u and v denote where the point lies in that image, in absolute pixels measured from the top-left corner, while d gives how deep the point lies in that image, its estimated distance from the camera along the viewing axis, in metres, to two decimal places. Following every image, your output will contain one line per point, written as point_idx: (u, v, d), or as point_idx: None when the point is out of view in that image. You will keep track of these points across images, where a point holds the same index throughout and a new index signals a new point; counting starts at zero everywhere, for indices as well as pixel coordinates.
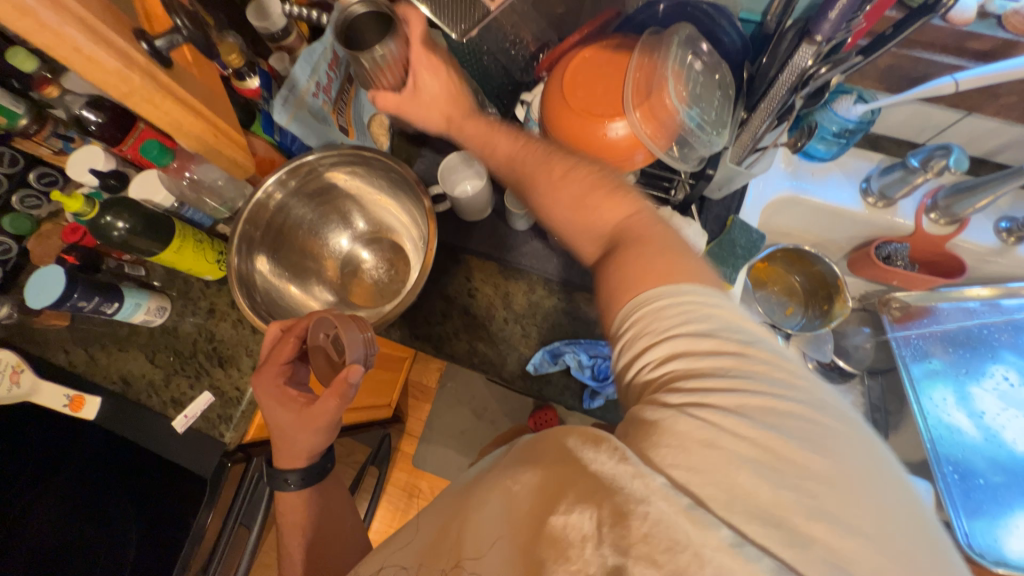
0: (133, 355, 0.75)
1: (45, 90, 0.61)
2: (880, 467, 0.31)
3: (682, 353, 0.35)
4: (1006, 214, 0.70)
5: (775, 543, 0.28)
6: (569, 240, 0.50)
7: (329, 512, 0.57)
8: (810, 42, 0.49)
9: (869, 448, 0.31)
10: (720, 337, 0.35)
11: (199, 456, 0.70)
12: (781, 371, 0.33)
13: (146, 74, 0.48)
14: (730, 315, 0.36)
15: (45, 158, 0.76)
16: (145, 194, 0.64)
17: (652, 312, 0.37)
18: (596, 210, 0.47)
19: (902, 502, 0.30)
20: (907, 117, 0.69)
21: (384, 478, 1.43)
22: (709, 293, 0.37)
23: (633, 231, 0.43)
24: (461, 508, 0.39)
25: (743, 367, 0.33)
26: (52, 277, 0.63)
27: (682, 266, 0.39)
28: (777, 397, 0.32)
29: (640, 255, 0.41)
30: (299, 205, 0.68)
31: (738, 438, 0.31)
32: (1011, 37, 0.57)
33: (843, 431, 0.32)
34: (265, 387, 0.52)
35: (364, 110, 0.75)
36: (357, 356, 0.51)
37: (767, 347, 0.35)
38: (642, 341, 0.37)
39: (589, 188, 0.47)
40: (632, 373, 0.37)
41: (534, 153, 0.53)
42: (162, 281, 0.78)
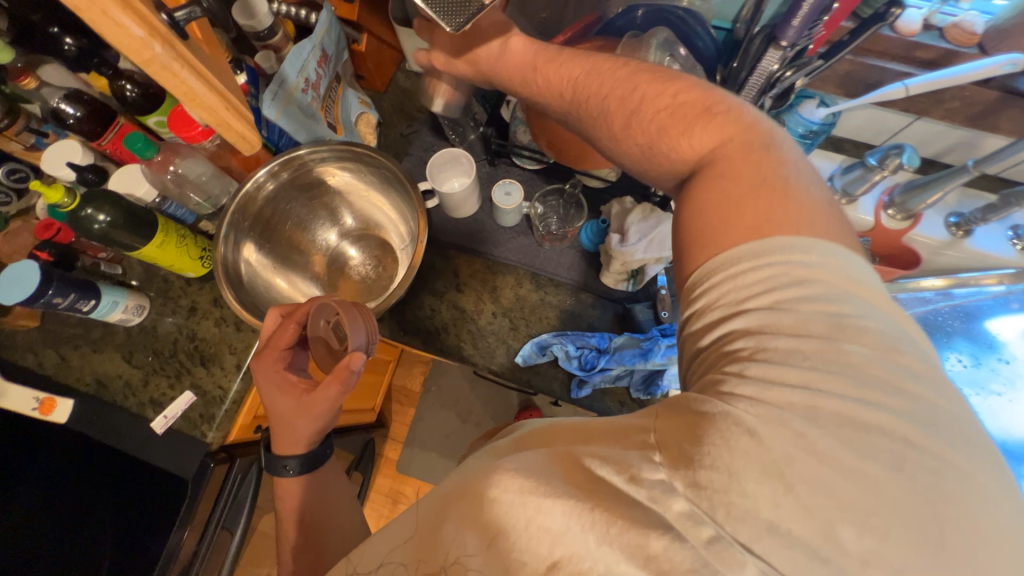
0: (108, 355, 0.72)
1: (23, 81, 0.62)
2: (900, 463, 0.28)
3: (763, 327, 0.33)
4: (955, 210, 0.75)
5: (784, 520, 0.27)
6: (645, 173, 0.46)
7: (327, 502, 0.56)
8: (776, 47, 0.54)
9: (897, 447, 0.28)
10: (809, 311, 0.32)
11: (177, 459, 0.68)
12: (873, 370, 0.30)
13: (168, 45, 0.42)
14: (822, 288, 0.33)
15: (16, 154, 0.73)
16: (127, 189, 0.62)
17: (728, 281, 0.35)
18: (682, 138, 0.41)
19: (913, 503, 0.27)
20: (863, 121, 0.76)
21: (368, 485, 1.41)
22: (804, 256, 0.33)
23: (731, 164, 0.38)
24: (448, 506, 0.36)
25: (824, 364, 0.30)
26: (25, 273, 0.61)
27: (789, 210, 0.35)
28: (851, 393, 0.30)
29: (738, 198, 0.36)
30: (288, 199, 0.68)
31: (775, 424, 0.29)
32: (952, 46, 0.63)
33: (884, 431, 0.29)
34: (266, 373, 0.53)
35: (352, 109, 0.77)
36: (359, 343, 0.55)
37: (864, 333, 0.31)
38: (716, 312, 0.35)
39: (674, 118, 0.41)
40: (705, 343, 0.35)
41: (607, 72, 0.45)
42: (140, 280, 0.76)
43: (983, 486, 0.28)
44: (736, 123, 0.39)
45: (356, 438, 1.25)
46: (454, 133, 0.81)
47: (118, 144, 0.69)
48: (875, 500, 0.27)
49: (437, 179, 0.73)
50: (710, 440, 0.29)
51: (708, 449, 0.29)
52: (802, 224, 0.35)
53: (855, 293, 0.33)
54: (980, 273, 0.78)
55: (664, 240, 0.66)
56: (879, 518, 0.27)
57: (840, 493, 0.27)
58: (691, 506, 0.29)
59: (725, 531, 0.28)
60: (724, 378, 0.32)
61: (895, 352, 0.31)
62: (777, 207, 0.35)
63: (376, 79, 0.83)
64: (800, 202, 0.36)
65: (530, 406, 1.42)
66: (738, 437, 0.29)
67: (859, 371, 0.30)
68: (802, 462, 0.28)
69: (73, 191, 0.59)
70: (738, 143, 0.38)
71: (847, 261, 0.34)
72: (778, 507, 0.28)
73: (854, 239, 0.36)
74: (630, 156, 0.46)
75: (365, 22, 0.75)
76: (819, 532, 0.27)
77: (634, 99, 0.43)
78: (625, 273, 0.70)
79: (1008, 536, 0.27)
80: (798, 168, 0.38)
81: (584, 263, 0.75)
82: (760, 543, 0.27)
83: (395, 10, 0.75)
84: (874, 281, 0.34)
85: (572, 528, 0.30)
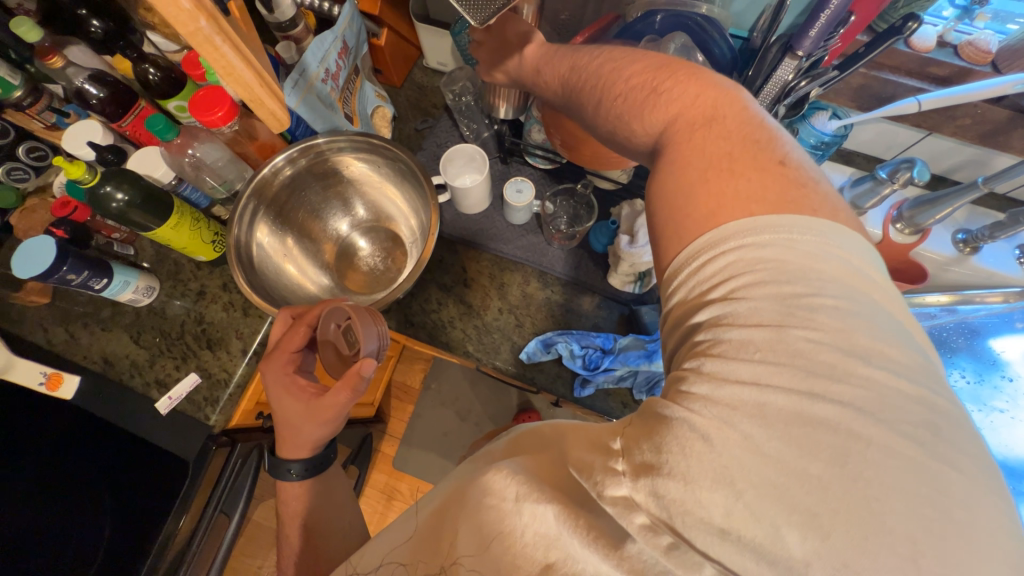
0: (115, 334, 0.73)
1: (50, 60, 0.62)
2: (842, 460, 0.26)
3: (728, 315, 0.31)
4: (963, 227, 0.76)
5: (791, 527, 0.26)
6: (626, 151, 0.45)
7: (327, 499, 0.57)
8: (792, 57, 0.54)
9: (842, 442, 0.27)
10: (777, 295, 0.31)
11: (183, 439, 0.69)
12: (825, 358, 0.29)
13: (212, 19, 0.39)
14: (779, 269, 0.31)
15: (37, 132, 0.74)
16: (146, 169, 0.65)
17: (692, 275, 0.34)
18: (643, 116, 0.41)
19: (861, 507, 0.25)
20: (874, 135, 0.76)
21: (363, 479, 1.41)
22: (760, 238, 0.32)
23: (680, 144, 0.37)
24: (458, 504, 0.37)
25: (774, 355, 0.29)
26: (41, 247, 0.62)
27: (743, 186, 0.34)
28: (799, 386, 0.28)
29: (692, 184, 0.36)
30: (306, 184, 0.69)
31: (771, 422, 0.28)
32: (966, 65, 0.63)
33: (834, 428, 0.27)
34: (275, 375, 0.53)
35: (369, 102, 0.78)
36: (372, 348, 0.55)
37: (820, 315, 0.29)
38: (683, 309, 0.35)
39: (634, 99, 0.42)
40: (677, 339, 0.35)
41: (584, 67, 0.47)
42: (151, 262, 0.77)
43: (949, 484, 0.26)
44: (684, 97, 0.39)
45: (354, 432, 1.25)
46: (469, 130, 0.82)
47: (138, 126, 0.70)
48: (869, 508, 0.25)
49: (448, 173, 0.73)
50: (668, 448, 0.29)
51: (666, 456, 0.29)
52: (753, 199, 0.33)
53: (814, 272, 0.31)
54: (985, 291, 0.78)
55: None
56: (834, 532, 0.25)
57: (789, 495, 0.26)
58: (651, 518, 0.29)
59: (683, 539, 0.28)
60: (684, 375, 0.31)
61: (852, 335, 0.29)
62: (732, 186, 0.34)
63: (394, 74, 0.84)
64: (755, 176, 0.34)
65: (530, 408, 1.42)
66: (691, 443, 0.28)
67: (809, 361, 0.29)
68: (750, 465, 0.27)
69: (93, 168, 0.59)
70: (687, 119, 0.38)
71: (808, 239, 0.32)
72: (732, 515, 0.27)
73: (829, 209, 0.33)
74: (608, 146, 0.48)
75: (386, 16, 0.76)
76: (770, 538, 0.26)
77: (596, 92, 0.45)
78: (632, 275, 0.70)
79: (980, 539, 0.25)
80: (753, 136, 0.36)
81: (591, 264, 0.75)
82: (713, 548, 0.27)
83: (416, 6, 0.76)
84: (844, 252, 0.32)
85: (563, 532, 0.31)
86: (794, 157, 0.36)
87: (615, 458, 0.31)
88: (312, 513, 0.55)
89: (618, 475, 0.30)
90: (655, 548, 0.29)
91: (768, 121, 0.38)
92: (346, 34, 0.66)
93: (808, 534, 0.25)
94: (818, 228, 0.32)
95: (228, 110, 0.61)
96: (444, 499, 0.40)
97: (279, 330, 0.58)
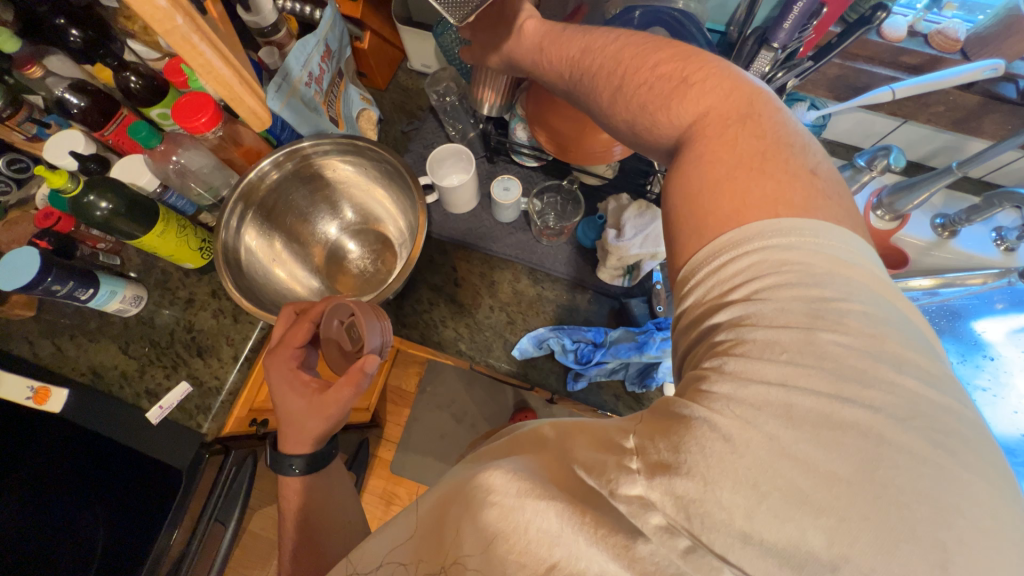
0: (104, 346, 0.72)
1: (27, 70, 0.62)
2: (872, 466, 0.27)
3: (754, 316, 0.32)
4: (941, 211, 0.78)
5: (802, 519, 0.26)
6: (637, 146, 0.47)
7: (329, 505, 0.57)
8: (768, 49, 0.55)
9: (870, 446, 0.27)
10: (804, 298, 0.31)
11: (174, 448, 0.68)
12: (852, 359, 0.29)
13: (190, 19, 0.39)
14: (805, 272, 0.32)
15: (16, 144, 0.73)
16: (131, 178, 0.64)
17: (714, 274, 0.35)
18: (670, 107, 0.41)
19: (880, 505, 0.26)
20: (852, 124, 0.78)
21: (361, 485, 1.40)
22: (785, 240, 0.33)
23: (709, 137, 0.38)
24: (460, 497, 0.36)
25: (803, 357, 0.30)
26: (23, 259, 0.61)
27: (770, 188, 0.35)
28: (829, 389, 0.29)
29: (718, 178, 0.36)
30: (291, 188, 0.69)
31: (764, 411, 0.29)
32: (937, 53, 0.65)
33: (860, 432, 0.27)
34: (280, 371, 0.53)
35: (354, 105, 0.78)
36: (375, 344, 0.56)
37: (850, 320, 0.30)
38: (703, 308, 0.35)
39: (666, 88, 0.42)
40: (696, 333, 0.35)
41: (605, 50, 0.47)
42: (138, 272, 0.77)
43: (972, 486, 0.26)
44: (718, 91, 0.39)
45: (350, 438, 1.25)
46: (455, 130, 0.82)
47: (121, 135, 0.70)
48: (880, 500, 0.26)
49: (437, 174, 0.74)
50: (687, 447, 0.29)
51: (684, 456, 0.29)
52: (782, 202, 0.34)
53: (840, 277, 0.32)
54: (967, 273, 0.79)
55: (659, 236, 0.67)
56: (852, 526, 0.26)
57: (801, 489, 0.27)
58: (668, 519, 0.29)
59: (701, 543, 0.28)
60: (705, 373, 0.32)
61: (884, 340, 0.30)
62: (757, 189, 0.35)
63: (378, 77, 0.85)
64: (783, 180, 0.35)
65: (525, 407, 1.44)
66: (711, 443, 0.29)
67: (838, 363, 0.29)
68: (773, 467, 0.27)
69: (76, 176, 0.59)
70: (719, 114, 0.39)
71: (832, 244, 0.33)
72: (753, 518, 0.27)
73: (827, 212, 0.34)
74: (621, 136, 0.48)
75: (368, 19, 0.77)
76: (794, 540, 0.26)
77: (619, 79, 0.45)
78: (620, 269, 0.71)
79: (995, 535, 0.26)
80: (782, 139, 0.37)
81: (581, 259, 0.76)
82: (733, 552, 0.27)
83: (398, 9, 0.77)
84: (866, 259, 0.33)
85: (566, 530, 0.30)
86: (823, 168, 0.37)
87: (630, 457, 0.32)
88: (315, 519, 0.55)
89: (632, 474, 0.31)
90: (672, 549, 0.29)
91: (799, 128, 0.39)
92: (328, 38, 0.66)
93: (831, 537, 0.26)
94: (839, 235, 0.33)
95: (211, 115, 0.61)
96: (444, 495, 0.39)
97: (283, 325, 0.57)
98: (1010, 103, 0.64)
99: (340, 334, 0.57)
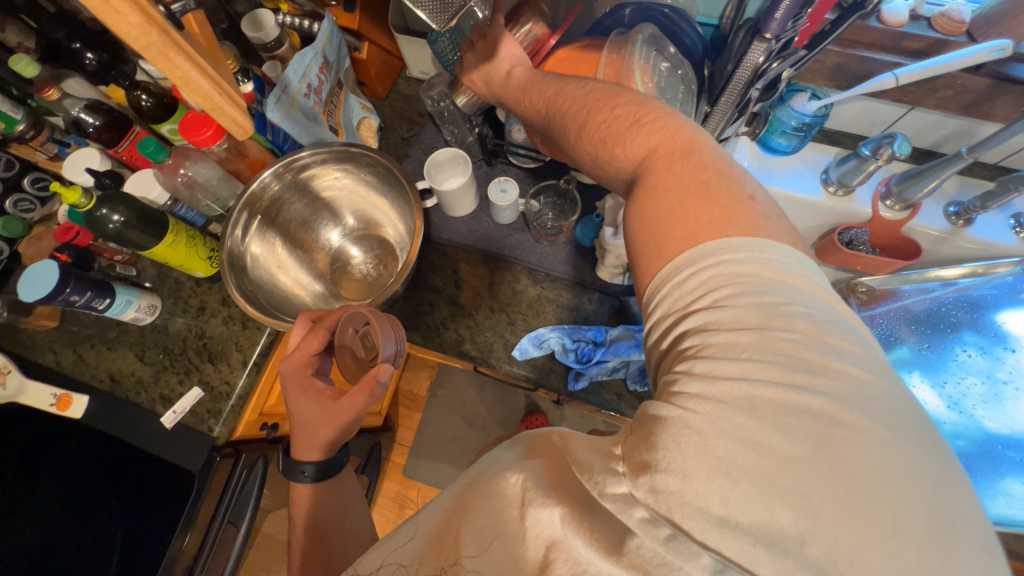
0: (122, 353, 0.75)
1: (46, 93, 0.65)
2: (827, 447, 0.26)
3: (714, 323, 0.31)
4: (954, 199, 0.75)
5: (777, 502, 0.25)
6: (602, 180, 0.47)
7: (333, 509, 0.57)
8: (761, 40, 0.53)
9: (824, 429, 0.26)
10: (758, 305, 0.31)
11: (184, 451, 0.70)
12: (805, 356, 0.28)
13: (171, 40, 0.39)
14: (756, 282, 0.31)
15: (40, 164, 0.78)
16: (142, 192, 0.66)
17: (676, 287, 0.34)
18: (624, 143, 0.42)
19: (851, 492, 0.25)
20: (857, 113, 0.76)
21: (374, 489, 1.41)
22: (737, 254, 0.33)
23: (659, 171, 0.38)
24: (460, 507, 0.38)
25: (759, 354, 0.29)
26: (46, 271, 0.64)
27: (718, 212, 0.34)
28: (784, 380, 0.28)
29: (673, 203, 0.36)
30: (292, 198, 0.71)
31: (731, 398, 0.28)
32: (941, 36, 0.63)
33: (817, 414, 0.27)
34: (293, 377, 0.55)
35: (354, 114, 0.80)
36: (389, 352, 0.55)
37: (798, 320, 0.30)
38: (669, 320, 0.35)
39: (622, 124, 0.42)
40: (665, 343, 0.35)
41: (566, 89, 0.49)
42: (153, 281, 0.80)
43: (938, 479, 0.26)
44: (664, 130, 0.40)
45: (362, 441, 1.27)
46: (452, 135, 0.82)
47: (133, 151, 0.73)
48: (853, 481, 0.25)
49: (435, 179, 0.75)
50: (664, 444, 0.28)
51: (662, 453, 0.28)
52: (730, 224, 0.34)
53: (787, 284, 0.32)
54: (987, 263, 0.76)
55: None
56: (825, 509, 0.25)
57: (775, 477, 0.26)
58: (650, 512, 0.28)
59: (681, 530, 0.27)
60: (674, 378, 0.31)
61: (829, 337, 0.29)
62: (708, 210, 0.35)
63: (378, 85, 0.86)
64: (730, 204, 0.35)
65: (536, 410, 1.44)
66: (686, 438, 0.28)
67: (793, 360, 0.28)
68: (740, 455, 0.26)
69: (89, 193, 0.62)
70: (664, 152, 0.39)
71: (777, 253, 0.33)
72: (729, 503, 0.26)
73: (764, 220, 0.34)
74: (588, 171, 0.48)
75: (365, 30, 0.78)
76: (764, 519, 0.25)
77: (582, 118, 0.45)
78: (620, 267, 0.71)
79: (964, 522, 0.25)
80: (724, 172, 0.37)
81: (579, 258, 0.75)
82: (711, 537, 0.26)
83: (394, 18, 0.78)
84: (810, 271, 0.33)
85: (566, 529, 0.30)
86: (760, 193, 0.37)
87: (616, 459, 0.31)
88: (319, 515, 0.56)
89: (619, 474, 0.30)
90: (655, 539, 0.28)
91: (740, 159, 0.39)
92: (325, 49, 0.68)
93: (798, 512, 0.25)
94: (785, 249, 0.33)
95: (215, 128, 0.65)
96: (448, 512, 0.39)
97: (299, 334, 0.59)
98: (1021, 84, 0.62)
99: (356, 334, 0.57)
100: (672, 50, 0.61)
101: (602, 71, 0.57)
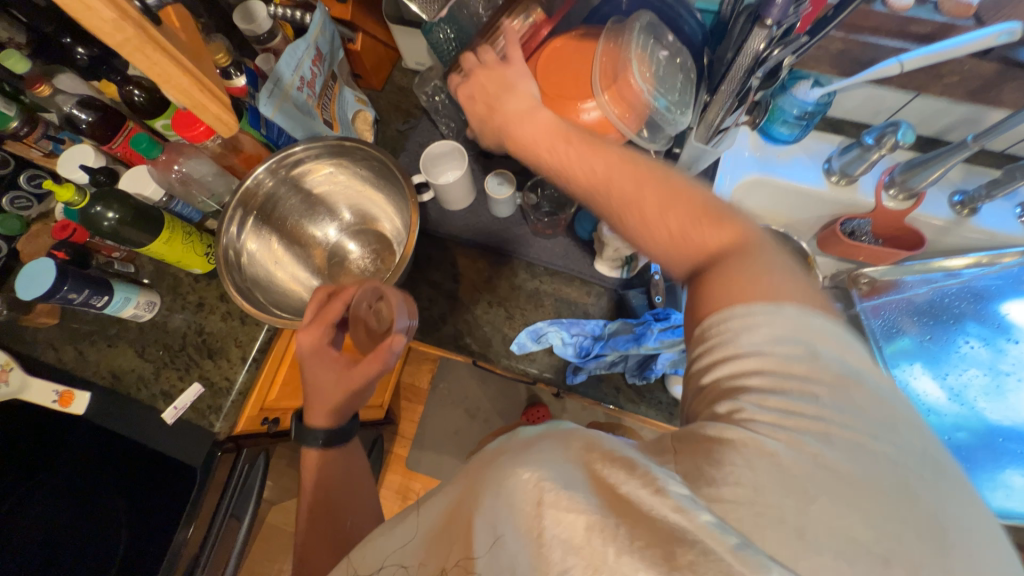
0: (122, 350, 0.75)
1: (37, 88, 0.65)
2: (901, 487, 0.27)
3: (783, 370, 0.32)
4: (959, 189, 0.74)
5: (853, 526, 0.26)
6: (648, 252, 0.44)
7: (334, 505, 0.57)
8: (761, 26, 0.51)
9: (894, 469, 0.28)
10: (831, 363, 0.32)
11: (186, 447, 0.71)
12: (877, 414, 0.30)
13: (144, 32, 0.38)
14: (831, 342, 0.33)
15: (35, 161, 0.77)
16: (137, 188, 0.66)
17: (741, 322, 0.34)
18: (697, 221, 0.40)
19: (917, 526, 0.26)
20: (860, 101, 0.75)
21: (377, 481, 1.42)
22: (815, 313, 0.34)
23: (732, 250, 0.37)
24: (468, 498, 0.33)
25: (835, 406, 0.30)
26: (41, 269, 0.64)
27: (792, 284, 0.35)
28: (857, 430, 0.29)
29: (744, 265, 0.36)
30: (288, 194, 0.71)
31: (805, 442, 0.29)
32: (948, 20, 0.61)
33: (887, 459, 0.28)
34: (310, 346, 0.53)
35: (349, 107, 0.79)
36: (403, 325, 0.56)
37: (867, 386, 0.31)
38: (724, 352, 0.34)
39: (697, 198, 0.41)
40: (715, 380, 0.34)
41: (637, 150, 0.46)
42: (151, 277, 0.79)
43: (990, 541, 0.27)
44: (740, 220, 0.40)
45: (364, 434, 1.27)
46: (448, 128, 0.81)
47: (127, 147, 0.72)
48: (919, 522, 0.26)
49: (431, 174, 0.74)
50: (730, 461, 0.29)
51: (728, 469, 0.28)
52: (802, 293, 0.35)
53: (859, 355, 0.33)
54: (992, 253, 0.75)
55: None
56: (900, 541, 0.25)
57: (855, 504, 0.26)
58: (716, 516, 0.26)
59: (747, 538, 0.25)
60: (735, 410, 0.31)
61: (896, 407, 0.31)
62: (780, 278, 0.35)
63: (373, 78, 0.85)
64: (802, 283, 0.36)
65: (537, 403, 1.45)
66: (759, 456, 0.28)
67: (864, 414, 0.30)
68: (809, 476, 0.27)
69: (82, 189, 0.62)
70: (740, 236, 0.38)
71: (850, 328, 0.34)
72: (807, 514, 0.26)
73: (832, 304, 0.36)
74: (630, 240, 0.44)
75: (359, 22, 0.77)
76: (844, 534, 0.26)
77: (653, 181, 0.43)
78: (619, 260, 0.71)
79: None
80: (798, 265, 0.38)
81: (577, 251, 0.75)
82: (800, 560, 0.25)
83: (388, 9, 0.76)
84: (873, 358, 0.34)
85: (591, 543, 0.26)
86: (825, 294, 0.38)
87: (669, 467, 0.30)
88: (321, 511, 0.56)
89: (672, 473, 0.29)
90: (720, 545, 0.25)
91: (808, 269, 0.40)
92: (318, 41, 0.67)
93: (880, 535, 0.26)
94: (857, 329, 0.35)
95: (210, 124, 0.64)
96: (449, 513, 0.35)
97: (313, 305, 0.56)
98: None
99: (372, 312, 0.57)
100: (670, 38, 0.59)
101: (598, 61, 0.57)
